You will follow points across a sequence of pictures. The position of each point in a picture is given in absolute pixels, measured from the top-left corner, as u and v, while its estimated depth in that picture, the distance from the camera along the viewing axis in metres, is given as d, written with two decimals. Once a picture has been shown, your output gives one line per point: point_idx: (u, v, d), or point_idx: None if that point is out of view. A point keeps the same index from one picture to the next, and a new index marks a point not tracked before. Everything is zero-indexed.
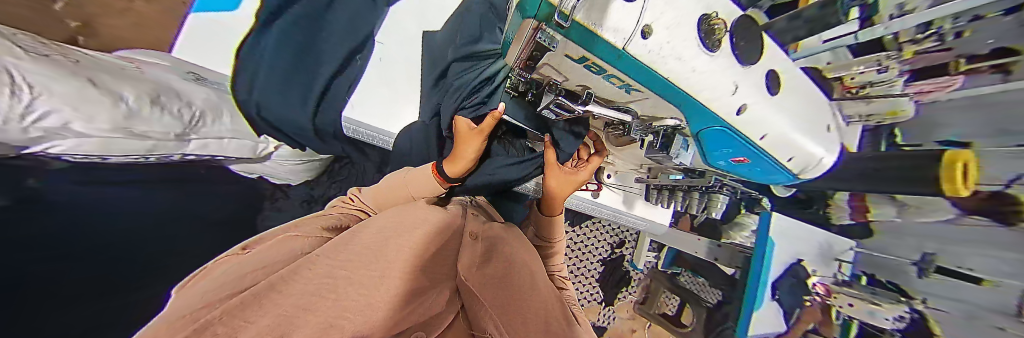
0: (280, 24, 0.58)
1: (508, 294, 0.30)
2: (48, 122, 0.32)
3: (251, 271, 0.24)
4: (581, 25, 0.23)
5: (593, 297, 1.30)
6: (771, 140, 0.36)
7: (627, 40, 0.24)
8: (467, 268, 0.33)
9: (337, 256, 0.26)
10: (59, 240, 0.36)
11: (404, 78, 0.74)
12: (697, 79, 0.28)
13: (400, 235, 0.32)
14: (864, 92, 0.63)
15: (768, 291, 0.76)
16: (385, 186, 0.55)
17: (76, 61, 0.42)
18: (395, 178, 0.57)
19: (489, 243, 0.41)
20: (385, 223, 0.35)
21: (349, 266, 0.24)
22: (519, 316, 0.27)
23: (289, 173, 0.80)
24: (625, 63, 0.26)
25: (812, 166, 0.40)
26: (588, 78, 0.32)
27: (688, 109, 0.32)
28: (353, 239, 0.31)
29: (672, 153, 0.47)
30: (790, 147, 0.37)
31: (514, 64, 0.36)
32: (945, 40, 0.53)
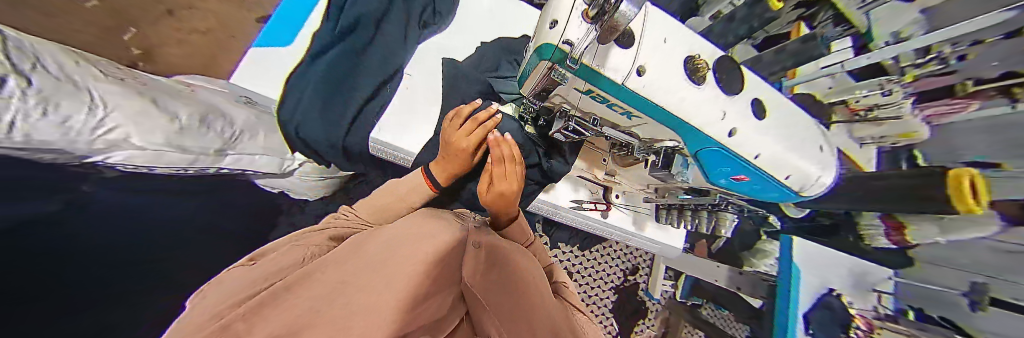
0: (328, 60, 0.68)
1: (510, 300, 0.26)
2: (112, 135, 0.37)
3: (252, 284, 0.23)
4: (586, 65, 0.28)
5: (605, 330, 1.14)
6: (766, 160, 0.37)
7: (624, 76, 0.29)
8: (473, 274, 0.28)
9: (353, 264, 0.25)
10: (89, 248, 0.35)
11: (425, 102, 0.79)
12: (689, 107, 0.31)
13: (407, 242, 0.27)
14: (872, 115, 0.68)
15: (800, 324, 0.69)
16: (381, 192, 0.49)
17: (144, 84, 0.50)
18: (392, 187, 0.51)
19: (492, 245, 0.36)
20: (394, 234, 0.29)
21: (357, 284, 0.21)
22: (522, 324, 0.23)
23: (306, 189, 0.82)
24: (626, 92, 0.30)
25: (811, 184, 0.40)
26: (593, 106, 0.36)
27: (683, 131, 0.35)
28: (360, 250, 0.27)
29: (672, 171, 0.48)
30: (790, 159, 0.38)
31: (529, 94, 0.40)
32: (949, 63, 0.59)
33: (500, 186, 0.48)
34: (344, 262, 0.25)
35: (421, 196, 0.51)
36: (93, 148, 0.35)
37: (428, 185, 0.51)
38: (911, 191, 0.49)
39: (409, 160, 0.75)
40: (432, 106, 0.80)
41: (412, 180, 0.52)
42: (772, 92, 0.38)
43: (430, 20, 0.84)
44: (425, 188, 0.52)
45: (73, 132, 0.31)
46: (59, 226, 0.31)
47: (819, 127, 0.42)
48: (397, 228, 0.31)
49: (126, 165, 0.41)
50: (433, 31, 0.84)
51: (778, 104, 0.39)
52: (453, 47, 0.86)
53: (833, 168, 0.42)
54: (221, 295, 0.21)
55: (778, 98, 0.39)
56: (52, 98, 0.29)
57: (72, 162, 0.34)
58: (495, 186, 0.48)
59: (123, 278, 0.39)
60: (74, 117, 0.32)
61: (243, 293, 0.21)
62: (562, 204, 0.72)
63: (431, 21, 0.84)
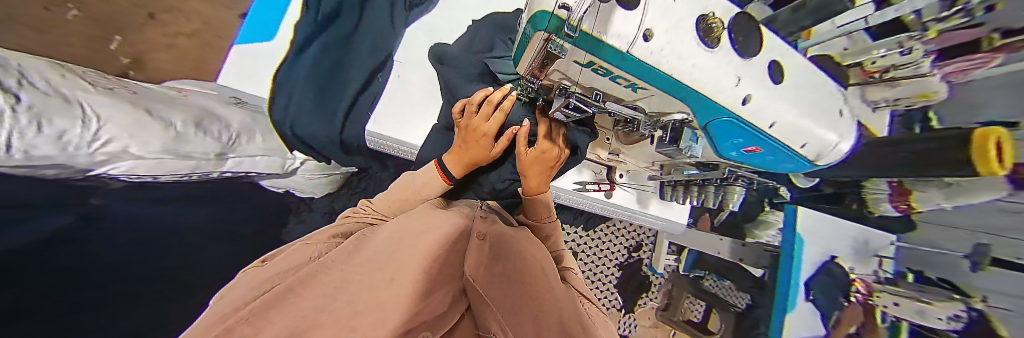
0: (314, 51, 0.66)
1: (515, 292, 0.26)
2: (110, 147, 0.36)
3: (257, 286, 0.22)
4: (586, 32, 0.25)
5: (612, 303, 1.20)
6: (782, 128, 0.36)
7: (630, 42, 0.26)
8: (477, 268, 0.28)
9: (359, 265, 0.25)
10: (111, 258, 0.36)
11: (421, 91, 0.75)
12: (701, 74, 0.29)
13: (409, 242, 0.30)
14: (888, 76, 0.61)
15: (801, 290, 0.71)
16: (397, 189, 0.48)
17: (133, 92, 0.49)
18: (408, 182, 0.50)
19: (495, 240, 0.37)
20: (386, 239, 0.31)
21: (362, 285, 0.21)
22: (526, 311, 0.23)
23: (312, 187, 0.83)
24: (630, 64, 0.28)
25: (827, 152, 0.39)
26: (596, 80, 0.34)
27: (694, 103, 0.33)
28: (369, 251, 0.28)
29: (681, 146, 0.47)
30: (803, 130, 0.37)
31: (527, 71, 0.38)
32: (974, 15, 0.54)
33: (542, 169, 0.50)
34: (350, 264, 0.25)
35: (436, 189, 0.48)
36: (93, 161, 0.34)
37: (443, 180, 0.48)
38: (934, 154, 0.47)
39: (414, 153, 0.75)
40: (429, 96, 0.76)
41: (427, 175, 0.49)
42: (787, 54, 0.36)
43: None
44: (440, 182, 0.49)
45: (71, 148, 0.31)
46: (70, 243, 0.31)
47: (838, 90, 0.40)
48: (401, 231, 0.33)
49: (128, 175, 0.41)
50: (425, 9, 0.78)
51: (793, 67, 0.36)
52: (445, 27, 0.80)
53: (849, 135, 0.40)
54: (236, 295, 0.21)
55: (794, 60, 0.37)
56: (45, 113, 0.28)
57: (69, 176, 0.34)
58: (536, 170, 0.50)
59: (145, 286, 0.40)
60: (69, 132, 0.31)
61: (254, 292, 0.21)
62: (568, 187, 0.72)
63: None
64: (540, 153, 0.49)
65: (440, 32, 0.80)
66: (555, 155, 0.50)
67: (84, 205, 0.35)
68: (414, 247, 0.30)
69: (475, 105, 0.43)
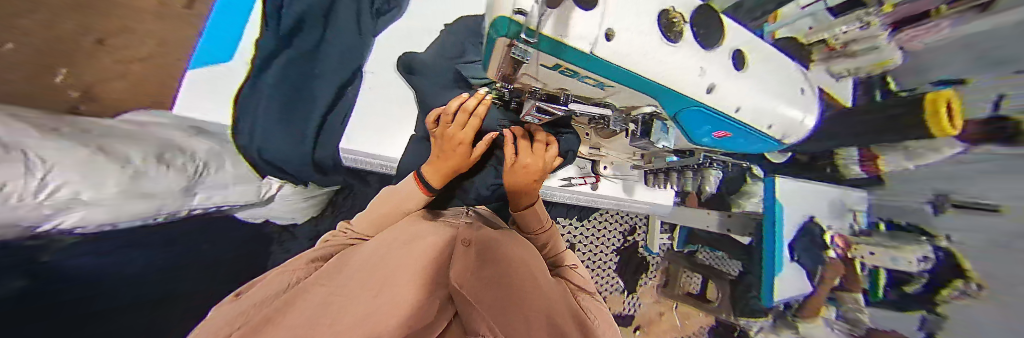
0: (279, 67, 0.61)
1: (506, 297, 0.26)
2: (61, 196, 0.32)
3: (230, 322, 0.21)
4: (549, 37, 0.25)
5: (613, 287, 1.24)
6: (747, 111, 0.37)
7: (593, 42, 0.26)
8: (464, 275, 0.26)
9: (336, 289, 0.24)
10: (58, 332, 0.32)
11: (395, 104, 0.75)
12: (666, 68, 0.30)
13: (394, 260, 0.29)
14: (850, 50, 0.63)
15: (785, 253, 0.76)
16: (374, 204, 0.46)
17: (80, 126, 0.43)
18: (388, 196, 0.47)
19: (482, 244, 0.35)
20: (368, 259, 0.30)
21: (333, 312, 0.20)
22: (521, 315, 0.23)
23: (292, 211, 0.79)
24: (596, 62, 0.28)
25: (792, 129, 0.41)
26: (564, 79, 0.33)
27: (662, 95, 0.33)
28: (345, 277, 0.27)
29: (652, 138, 0.45)
30: (769, 110, 0.38)
31: (496, 75, 0.36)
32: None
33: (527, 177, 0.47)
34: (324, 289, 0.24)
35: (418, 201, 0.45)
36: (43, 215, 0.30)
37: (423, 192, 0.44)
38: None
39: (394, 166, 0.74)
40: (403, 107, 0.76)
41: (406, 188, 0.45)
42: (748, 41, 0.37)
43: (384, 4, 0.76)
44: (421, 195, 0.45)
45: (20, 199, 0.26)
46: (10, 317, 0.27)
47: (797, 70, 0.41)
48: (380, 248, 0.32)
49: (84, 225, 0.37)
50: (395, 16, 0.78)
51: (752, 52, 0.37)
52: (411, 36, 0.81)
53: (813, 112, 0.41)
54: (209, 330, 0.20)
55: (755, 45, 0.38)
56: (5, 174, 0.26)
57: (19, 234, 0.29)
58: (522, 176, 0.47)
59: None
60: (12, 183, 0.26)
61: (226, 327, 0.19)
62: (553, 185, 0.72)
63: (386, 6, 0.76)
64: (523, 167, 0.47)
65: (408, 41, 0.80)
66: (539, 166, 0.47)
67: (36, 264, 0.32)
68: (393, 266, 0.27)
69: (450, 114, 0.39)
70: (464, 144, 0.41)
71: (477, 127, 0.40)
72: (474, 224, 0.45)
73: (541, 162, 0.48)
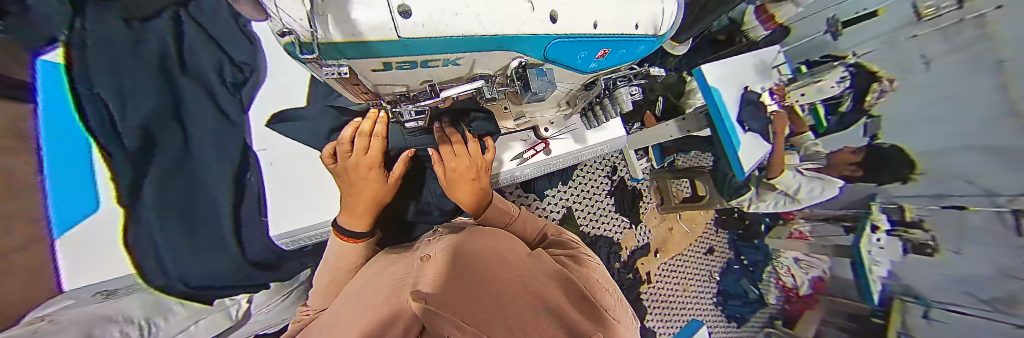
0: None
1: (478, 294, 0.21)
2: None
3: None
4: (339, 43, 0.15)
5: (620, 227, 1.30)
6: (648, 25, 0.29)
7: (393, 20, 0.15)
8: (431, 282, 0.22)
9: None
10: None
11: (303, 163, 0.57)
12: (524, 17, 0.19)
13: (354, 302, 0.25)
14: None
15: (738, 128, 0.82)
16: (319, 271, 0.40)
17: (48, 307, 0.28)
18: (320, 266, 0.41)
19: (450, 246, 0.31)
20: (335, 312, 0.26)
21: None
22: (488, 318, 0.18)
23: (283, 313, 0.68)
24: (423, 47, 0.18)
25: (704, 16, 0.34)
26: (416, 75, 0.24)
27: (546, 48, 0.24)
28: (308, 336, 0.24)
29: (532, 86, 0.26)
30: (639, 1, 0.27)
31: (353, 92, 0.30)
32: None
33: (466, 182, 0.45)
34: None
35: (357, 251, 0.41)
36: None
37: (348, 242, 0.39)
38: None
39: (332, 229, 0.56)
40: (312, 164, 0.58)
41: (335, 246, 0.40)
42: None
43: (233, 57, 0.55)
44: (352, 245, 0.40)
45: None
46: None
47: None
48: (349, 297, 0.28)
49: None
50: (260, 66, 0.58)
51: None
52: (283, 82, 0.60)
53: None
54: None
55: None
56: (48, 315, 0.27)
57: None
58: (461, 185, 0.45)
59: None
60: None
61: None
62: (503, 173, 0.62)
63: (237, 59, 0.55)
64: (456, 169, 0.45)
65: (286, 96, 0.60)
66: (468, 166, 0.45)
67: None
68: (351, 313, 0.23)
69: (345, 142, 0.39)
70: (372, 167, 0.40)
71: (383, 146, 0.40)
72: (437, 234, 0.42)
73: (473, 156, 0.47)
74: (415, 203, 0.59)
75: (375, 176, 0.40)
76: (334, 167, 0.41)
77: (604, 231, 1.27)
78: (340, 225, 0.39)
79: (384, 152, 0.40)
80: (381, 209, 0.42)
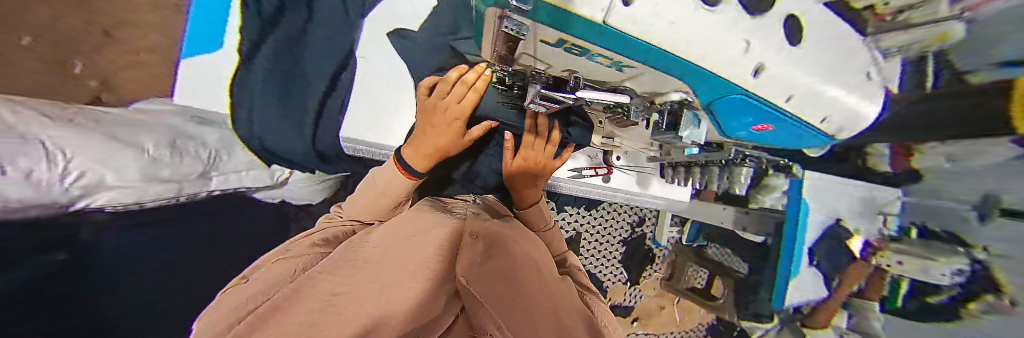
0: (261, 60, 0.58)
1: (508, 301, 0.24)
2: (83, 180, 0.37)
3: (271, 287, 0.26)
4: (550, 7, 0.14)
5: (616, 278, 1.24)
6: (834, 120, 0.24)
7: (610, 6, 0.13)
8: (468, 269, 0.28)
9: (340, 271, 0.27)
10: None
11: (393, 91, 0.67)
12: (723, 57, 0.16)
13: (400, 249, 0.31)
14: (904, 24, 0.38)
15: (803, 260, 0.52)
16: (364, 191, 0.47)
17: None
18: (371, 182, 0.47)
19: (486, 243, 0.35)
20: (382, 246, 0.33)
21: (339, 293, 0.23)
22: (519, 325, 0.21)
23: (310, 194, 0.77)
24: (614, 44, 0.16)
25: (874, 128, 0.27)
26: (573, 61, 0.23)
27: (716, 100, 0.21)
28: (358, 254, 0.31)
29: (680, 131, 0.35)
30: (842, 91, 0.22)
31: (493, 52, 0.29)
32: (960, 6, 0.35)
33: (524, 180, 0.52)
34: (333, 275, 0.26)
35: (402, 186, 0.44)
36: (71, 196, 0.36)
37: (405, 176, 0.43)
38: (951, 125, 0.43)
39: None
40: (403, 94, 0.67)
41: (389, 173, 0.44)
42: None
43: None
44: (405, 180, 0.44)
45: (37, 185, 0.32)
46: None
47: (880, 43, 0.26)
48: (396, 240, 0.35)
49: (114, 205, 0.43)
50: None
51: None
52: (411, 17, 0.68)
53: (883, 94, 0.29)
54: (222, 315, 0.21)
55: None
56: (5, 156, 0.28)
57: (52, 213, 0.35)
58: (519, 179, 0.51)
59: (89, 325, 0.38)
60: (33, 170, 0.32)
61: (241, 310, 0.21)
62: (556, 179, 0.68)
63: None
64: (524, 161, 0.50)
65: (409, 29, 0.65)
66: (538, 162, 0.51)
67: None
68: (400, 262, 0.29)
69: (449, 82, 0.39)
70: (461, 122, 0.42)
71: (477, 104, 0.40)
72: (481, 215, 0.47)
73: (546, 153, 0.52)
74: (467, 158, 0.63)
75: (456, 130, 0.42)
76: (426, 99, 0.43)
77: (601, 273, 1.22)
78: (405, 161, 0.44)
79: (472, 108, 0.40)
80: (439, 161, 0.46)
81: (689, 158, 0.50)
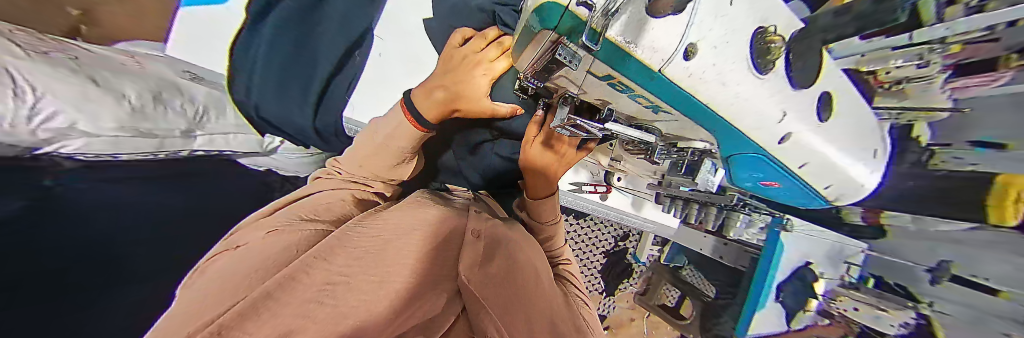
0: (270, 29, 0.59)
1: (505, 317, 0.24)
2: (55, 123, 0.35)
3: (262, 261, 0.25)
4: (613, 45, 0.13)
5: (594, 286, 1.28)
6: (837, 190, 0.25)
7: (670, 58, 0.13)
8: (468, 269, 0.30)
9: (335, 259, 0.27)
10: (33, 265, 0.30)
11: (403, 74, 0.68)
12: (757, 123, 0.17)
13: (397, 241, 0.32)
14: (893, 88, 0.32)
15: (773, 291, 0.54)
16: (361, 146, 0.48)
17: None
18: (374, 135, 0.47)
19: (487, 249, 0.35)
20: (379, 233, 0.33)
21: (335, 285, 0.22)
22: None
23: (297, 166, 0.75)
24: (663, 94, 0.16)
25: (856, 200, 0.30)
26: (609, 94, 0.23)
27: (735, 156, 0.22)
28: (349, 239, 0.31)
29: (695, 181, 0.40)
30: (853, 165, 0.24)
31: (524, 69, 0.29)
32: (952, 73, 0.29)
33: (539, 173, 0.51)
34: (329, 262, 0.26)
35: (405, 140, 0.45)
36: (39, 139, 0.34)
37: (416, 127, 0.45)
38: None
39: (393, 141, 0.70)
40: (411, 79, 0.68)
41: (397, 124, 0.45)
42: (916, 48, 0.25)
43: None
44: (413, 131, 0.45)
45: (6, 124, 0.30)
46: None
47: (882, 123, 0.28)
48: (397, 230, 0.34)
49: (85, 153, 0.40)
50: None
51: (932, 62, 0.28)
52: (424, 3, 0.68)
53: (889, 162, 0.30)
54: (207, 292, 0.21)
55: (924, 56, 0.27)
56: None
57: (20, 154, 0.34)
58: (537, 174, 0.51)
59: (89, 270, 0.37)
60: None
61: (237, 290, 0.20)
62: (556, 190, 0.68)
63: None
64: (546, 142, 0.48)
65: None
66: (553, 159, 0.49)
67: None
68: (401, 258, 0.29)
69: (486, 39, 0.43)
70: (490, 78, 0.41)
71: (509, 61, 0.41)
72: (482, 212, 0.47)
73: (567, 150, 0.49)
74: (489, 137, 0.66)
75: (484, 84, 0.41)
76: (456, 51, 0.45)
77: None
78: (413, 106, 0.45)
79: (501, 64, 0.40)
80: (449, 112, 0.46)
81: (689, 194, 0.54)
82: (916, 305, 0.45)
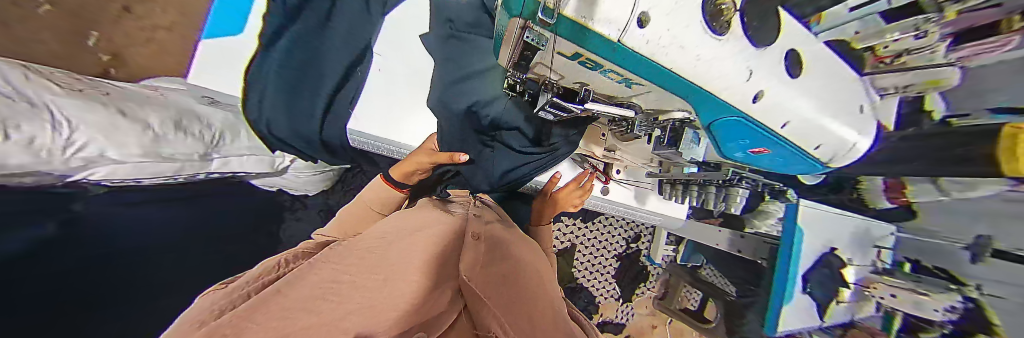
0: (281, 49, 0.64)
1: (514, 307, 0.25)
2: (87, 152, 0.36)
3: (261, 272, 0.26)
4: (566, 23, 0.14)
5: (609, 293, 1.22)
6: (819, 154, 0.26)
7: (625, 27, 0.14)
8: (471, 265, 0.30)
9: (339, 261, 0.27)
10: (62, 286, 0.31)
11: (404, 85, 0.76)
12: (721, 80, 0.18)
13: (399, 240, 0.32)
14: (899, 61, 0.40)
15: (798, 284, 0.51)
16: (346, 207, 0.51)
17: None
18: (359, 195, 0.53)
19: (489, 246, 0.36)
20: (385, 231, 0.35)
21: (339, 277, 0.23)
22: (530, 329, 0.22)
23: (306, 184, 0.80)
24: (631, 66, 0.17)
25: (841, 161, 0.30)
26: (584, 74, 0.25)
27: (716, 125, 0.22)
28: (357, 244, 0.32)
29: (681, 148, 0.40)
30: (833, 127, 0.25)
31: (506, 65, 0.30)
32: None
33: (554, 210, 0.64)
34: (333, 264, 0.27)
35: (385, 199, 0.51)
36: (70, 167, 0.35)
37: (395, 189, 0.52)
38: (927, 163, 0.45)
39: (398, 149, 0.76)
40: (412, 89, 0.77)
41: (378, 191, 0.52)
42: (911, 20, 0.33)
43: None
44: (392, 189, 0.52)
45: (45, 155, 0.30)
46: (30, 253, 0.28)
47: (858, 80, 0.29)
48: (394, 231, 0.35)
49: (110, 179, 0.42)
50: None
51: (929, 32, 0.35)
52: (420, 20, 0.75)
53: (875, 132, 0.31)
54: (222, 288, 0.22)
55: (922, 27, 0.34)
56: (11, 120, 0.27)
57: (46, 181, 0.34)
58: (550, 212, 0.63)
59: (117, 289, 0.38)
60: (41, 139, 0.30)
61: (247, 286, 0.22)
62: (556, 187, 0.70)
63: None
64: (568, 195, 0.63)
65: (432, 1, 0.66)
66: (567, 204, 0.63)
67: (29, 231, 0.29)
68: (404, 248, 0.29)
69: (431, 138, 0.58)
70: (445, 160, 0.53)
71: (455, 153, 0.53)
72: (482, 218, 0.47)
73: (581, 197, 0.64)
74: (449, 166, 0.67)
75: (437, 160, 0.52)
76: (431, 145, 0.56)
77: (593, 287, 1.21)
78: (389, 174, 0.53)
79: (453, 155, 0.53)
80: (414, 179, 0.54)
81: (689, 176, 0.55)
82: (963, 289, 0.52)
